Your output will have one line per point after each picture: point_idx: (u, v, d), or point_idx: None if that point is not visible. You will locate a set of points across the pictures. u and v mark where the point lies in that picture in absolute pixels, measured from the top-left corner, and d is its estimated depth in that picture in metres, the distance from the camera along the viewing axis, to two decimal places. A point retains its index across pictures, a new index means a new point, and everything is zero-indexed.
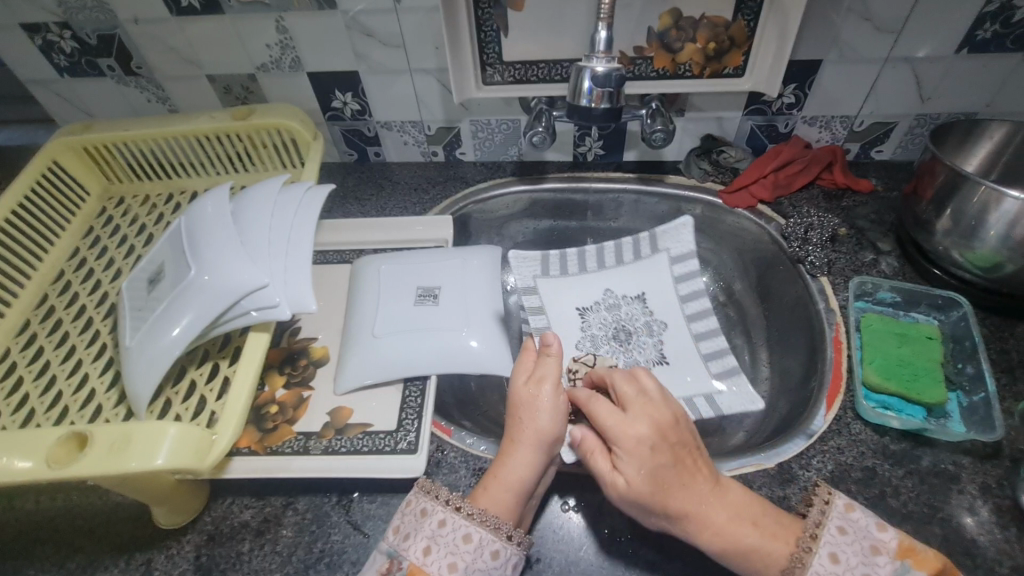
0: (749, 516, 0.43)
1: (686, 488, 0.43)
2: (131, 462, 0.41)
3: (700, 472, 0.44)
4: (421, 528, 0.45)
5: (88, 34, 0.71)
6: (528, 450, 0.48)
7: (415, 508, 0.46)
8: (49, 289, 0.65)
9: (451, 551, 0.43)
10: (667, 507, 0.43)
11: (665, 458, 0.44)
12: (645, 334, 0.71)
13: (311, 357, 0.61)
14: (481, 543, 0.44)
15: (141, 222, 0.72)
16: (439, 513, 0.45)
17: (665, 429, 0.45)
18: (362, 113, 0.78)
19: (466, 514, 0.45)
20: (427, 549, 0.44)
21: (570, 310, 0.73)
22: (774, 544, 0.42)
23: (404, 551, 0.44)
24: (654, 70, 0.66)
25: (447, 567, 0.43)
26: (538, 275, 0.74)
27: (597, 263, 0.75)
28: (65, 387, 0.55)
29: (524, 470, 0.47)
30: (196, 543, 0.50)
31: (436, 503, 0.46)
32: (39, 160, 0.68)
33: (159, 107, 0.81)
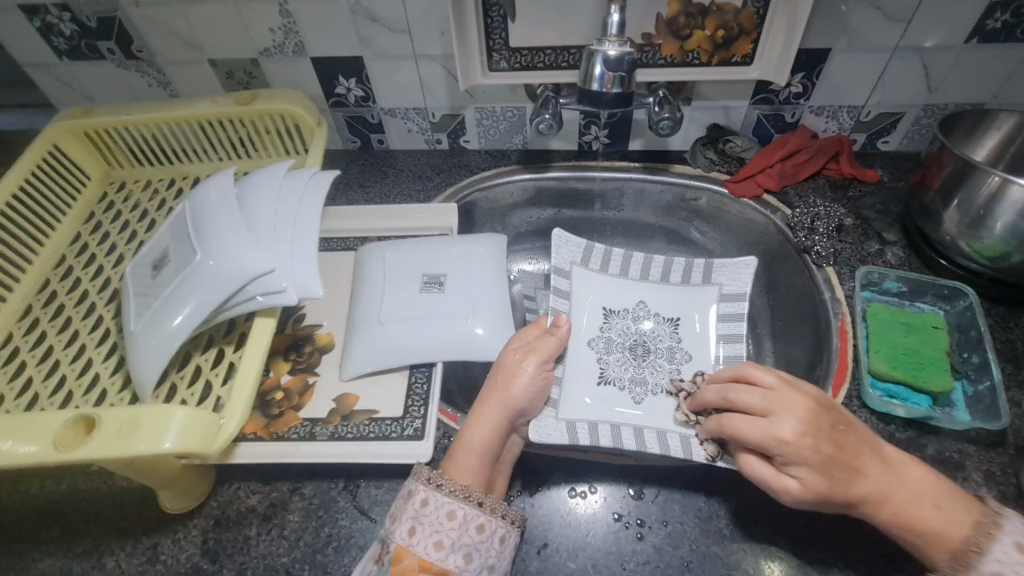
0: (930, 497, 0.42)
1: (857, 478, 0.42)
2: (139, 445, 0.40)
3: (866, 455, 0.43)
4: (407, 510, 0.44)
5: (88, 16, 0.70)
6: (491, 416, 0.50)
7: (403, 491, 0.45)
8: (50, 274, 0.64)
9: (436, 530, 0.43)
10: (855, 496, 0.42)
11: (810, 445, 0.42)
12: (665, 358, 0.66)
13: (316, 343, 0.61)
14: (466, 519, 0.44)
15: (143, 208, 0.72)
16: (422, 493, 0.44)
17: (812, 416, 0.43)
18: (366, 100, 0.78)
19: (449, 491, 0.45)
20: (412, 530, 0.43)
21: (595, 305, 0.70)
22: (954, 527, 0.41)
23: (393, 535, 0.44)
24: (662, 57, 0.66)
25: (432, 546, 0.43)
26: (575, 261, 0.71)
27: (640, 273, 0.71)
28: (68, 373, 0.55)
29: (485, 431, 0.49)
30: (202, 528, 0.50)
31: (419, 484, 0.45)
32: (39, 144, 0.67)
33: (160, 92, 0.80)
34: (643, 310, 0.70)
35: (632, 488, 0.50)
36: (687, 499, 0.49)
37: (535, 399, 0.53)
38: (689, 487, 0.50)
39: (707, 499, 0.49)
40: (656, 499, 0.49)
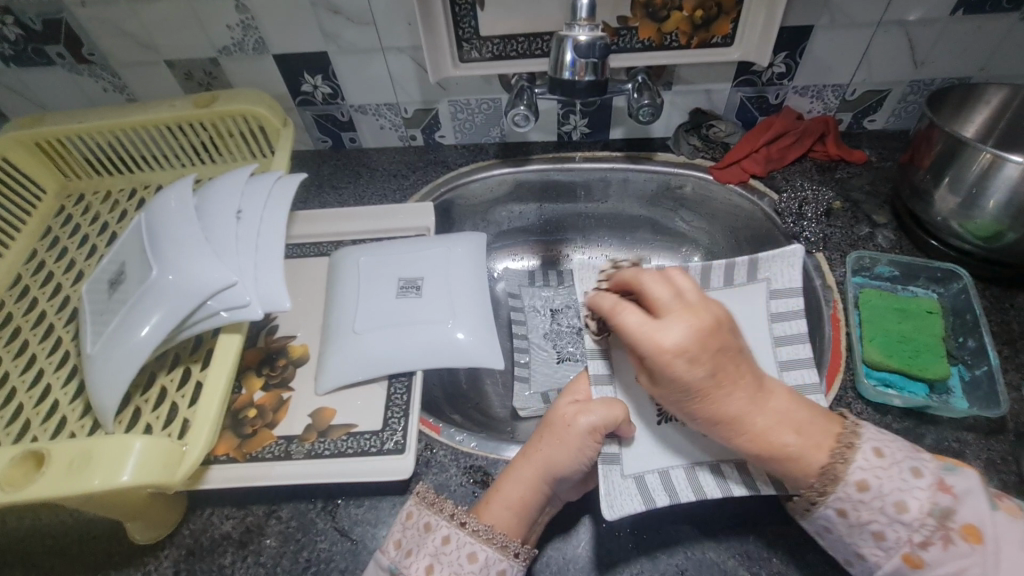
0: (791, 422, 0.40)
1: (722, 398, 0.39)
2: (93, 481, 0.38)
3: (745, 377, 0.39)
4: (424, 544, 0.42)
5: (32, 19, 0.66)
6: (532, 475, 0.45)
7: (416, 522, 0.44)
8: (6, 295, 0.61)
9: (454, 571, 0.41)
10: (707, 417, 0.40)
11: (702, 372, 0.38)
12: None
13: (290, 356, 0.58)
14: (487, 563, 0.42)
15: (103, 220, 0.68)
16: (444, 529, 0.43)
17: (708, 336, 0.38)
18: (334, 97, 0.74)
19: (472, 529, 0.42)
20: (430, 568, 0.41)
21: None
22: (814, 455, 0.38)
23: (405, 569, 0.41)
24: (640, 41, 0.63)
25: None
26: None
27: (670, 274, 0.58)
28: (26, 400, 0.52)
29: (528, 489, 0.44)
30: (174, 558, 0.47)
31: (440, 518, 0.43)
32: None
33: (117, 96, 0.76)
34: None
35: None
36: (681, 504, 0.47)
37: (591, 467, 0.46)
38: None
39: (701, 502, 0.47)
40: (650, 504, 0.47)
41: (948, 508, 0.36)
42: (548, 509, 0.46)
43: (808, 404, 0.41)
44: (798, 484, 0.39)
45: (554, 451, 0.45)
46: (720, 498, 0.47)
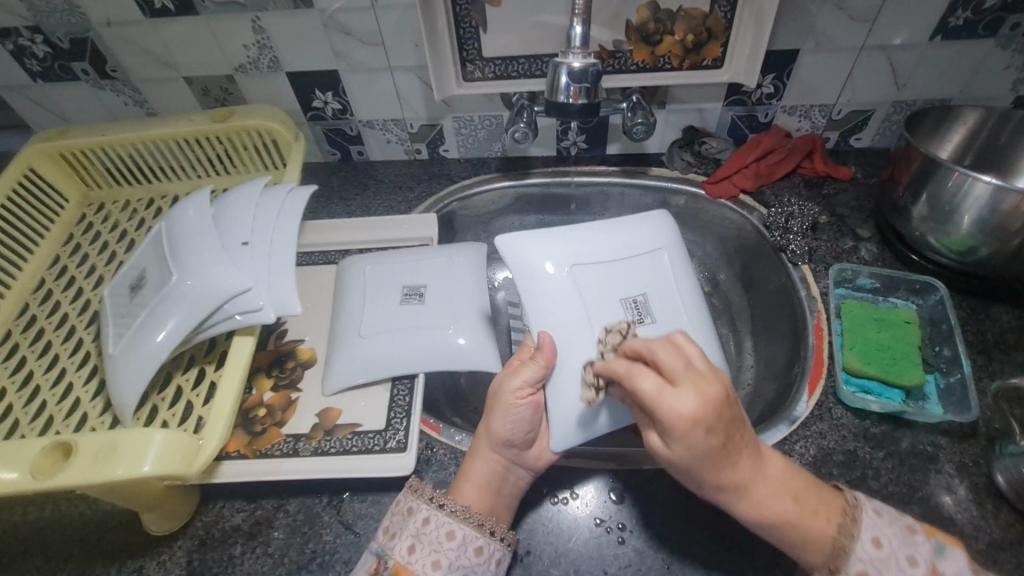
0: (790, 489, 0.41)
1: (725, 470, 0.39)
2: (117, 470, 0.40)
3: (744, 450, 0.40)
4: (406, 527, 0.45)
5: (60, 38, 0.70)
6: (484, 448, 0.50)
7: (402, 508, 0.46)
8: (30, 298, 0.64)
9: (435, 549, 0.44)
10: (713, 484, 0.40)
11: (716, 442, 0.38)
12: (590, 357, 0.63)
13: (298, 359, 0.61)
14: (465, 540, 0.44)
15: (122, 228, 0.72)
16: (424, 511, 0.45)
17: (716, 407, 0.38)
18: (343, 112, 0.78)
19: (449, 510, 0.46)
20: (412, 548, 0.44)
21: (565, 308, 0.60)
22: (816, 521, 0.40)
23: (390, 550, 0.44)
24: (634, 63, 0.66)
25: (431, 565, 0.43)
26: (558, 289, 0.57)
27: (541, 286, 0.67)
28: (49, 397, 0.55)
29: (481, 461, 0.49)
30: (187, 548, 0.50)
31: (421, 502, 0.46)
32: (15, 167, 0.67)
33: (137, 110, 0.80)
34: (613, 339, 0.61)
35: (616, 492, 0.50)
36: (668, 501, 0.49)
37: (530, 424, 0.50)
38: (670, 489, 0.50)
39: (687, 500, 0.49)
40: (636, 502, 0.50)
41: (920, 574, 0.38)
42: (513, 480, 0.49)
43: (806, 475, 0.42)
44: (806, 559, 0.40)
45: (491, 416, 0.50)
46: (705, 497, 0.49)
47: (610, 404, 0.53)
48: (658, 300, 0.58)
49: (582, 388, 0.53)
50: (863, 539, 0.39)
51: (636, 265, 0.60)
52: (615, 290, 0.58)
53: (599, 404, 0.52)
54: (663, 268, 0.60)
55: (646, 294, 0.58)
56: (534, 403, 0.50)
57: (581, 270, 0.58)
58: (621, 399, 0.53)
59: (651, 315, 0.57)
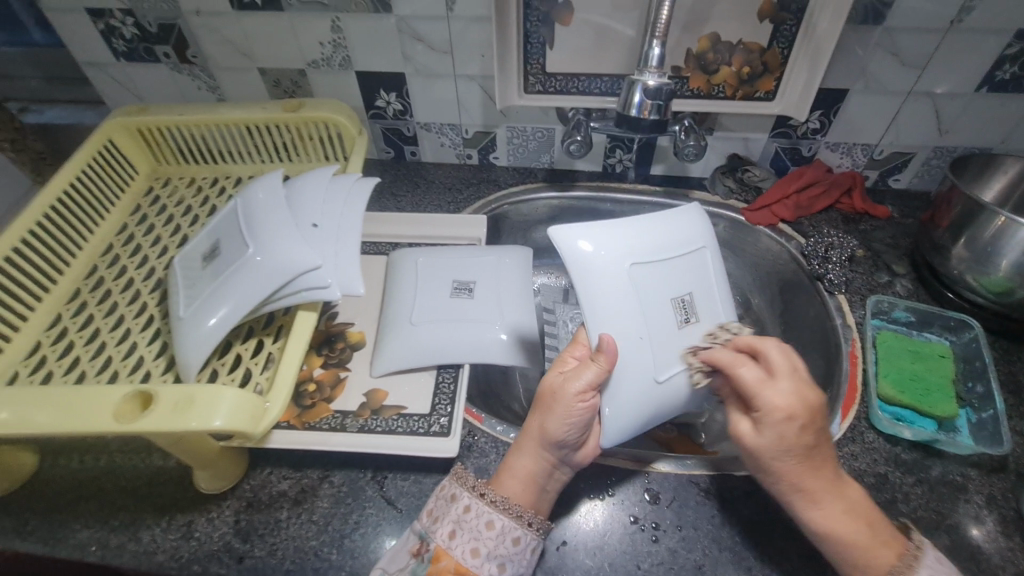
0: (866, 514, 0.41)
1: (808, 472, 0.41)
2: (192, 423, 0.43)
3: (827, 459, 0.42)
4: (448, 512, 0.46)
5: (150, 22, 0.75)
6: (533, 444, 0.49)
7: (445, 493, 0.48)
8: (99, 261, 0.68)
9: (474, 537, 0.45)
10: (791, 484, 0.42)
11: (807, 441, 0.41)
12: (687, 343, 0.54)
13: (347, 340, 0.64)
14: (503, 531, 0.46)
15: (187, 203, 0.75)
16: (465, 499, 0.47)
17: (807, 410, 0.41)
18: (404, 113, 0.82)
19: (489, 500, 0.47)
20: (452, 533, 0.45)
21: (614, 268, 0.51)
22: (879, 552, 0.40)
23: (432, 534, 0.46)
24: (690, 89, 0.70)
25: (469, 552, 0.45)
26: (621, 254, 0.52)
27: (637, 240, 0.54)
28: (114, 354, 0.58)
29: (529, 458, 0.49)
30: (235, 508, 0.52)
31: (464, 489, 0.47)
32: (96, 137, 0.71)
33: (208, 95, 0.84)
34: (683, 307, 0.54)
35: (650, 494, 0.52)
36: (701, 505, 0.51)
37: (586, 427, 0.49)
38: (703, 493, 0.52)
39: (720, 506, 0.51)
40: (671, 503, 0.51)
41: None
42: (556, 476, 0.50)
43: (879, 516, 0.42)
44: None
45: (546, 416, 0.49)
46: (737, 505, 0.51)
47: (668, 401, 0.52)
48: (706, 300, 0.56)
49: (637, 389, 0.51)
50: None
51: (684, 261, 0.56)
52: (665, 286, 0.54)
53: (648, 399, 0.51)
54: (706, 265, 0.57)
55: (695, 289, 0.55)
56: (586, 404, 0.49)
57: (641, 271, 0.53)
58: (667, 402, 0.53)
59: (697, 315, 0.55)
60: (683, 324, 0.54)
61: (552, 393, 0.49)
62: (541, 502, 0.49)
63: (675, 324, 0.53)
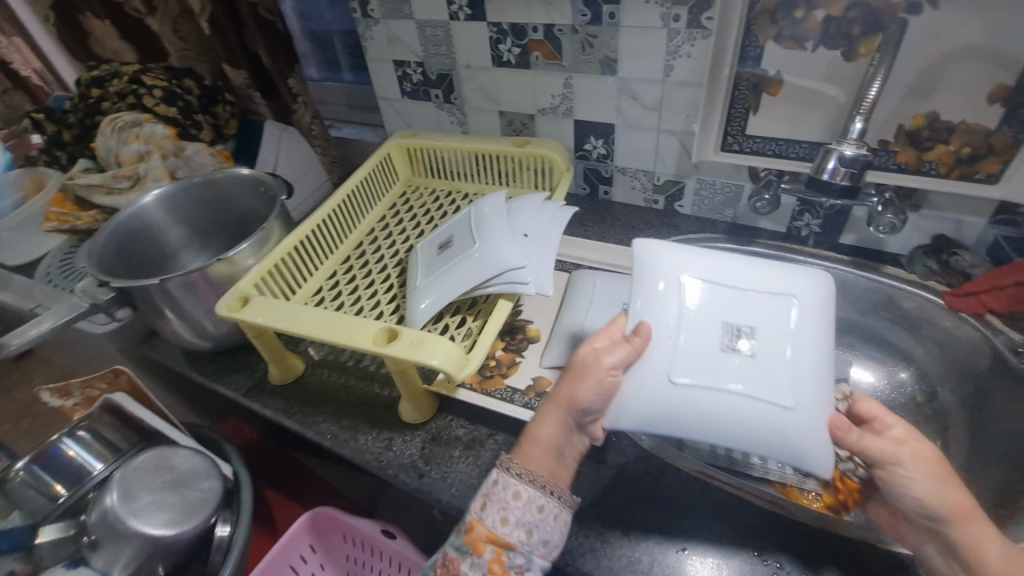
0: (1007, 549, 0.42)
1: (936, 487, 0.44)
2: (422, 356, 0.58)
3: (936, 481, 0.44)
4: (498, 499, 0.49)
5: (432, 72, 1.00)
6: (557, 412, 0.51)
7: (493, 482, 0.50)
8: (364, 239, 0.92)
9: (520, 516, 0.48)
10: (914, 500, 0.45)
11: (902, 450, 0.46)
12: (744, 372, 0.51)
13: (526, 334, 0.77)
14: (545, 508, 0.49)
15: (428, 207, 0.97)
16: (512, 486, 0.49)
17: (915, 443, 0.46)
18: (606, 157, 0.95)
19: (517, 474, 0.49)
20: (505, 519, 0.48)
21: (678, 279, 0.57)
22: None
23: (485, 522, 0.48)
24: (897, 163, 0.70)
25: (522, 533, 0.48)
26: (693, 274, 0.57)
27: (734, 275, 0.57)
28: (366, 305, 0.78)
29: (551, 428, 0.51)
30: (423, 438, 0.67)
31: (512, 478, 0.49)
32: (381, 151, 0.97)
33: (456, 128, 1.08)
34: (743, 336, 0.53)
35: (783, 540, 0.54)
36: None
37: (606, 401, 0.52)
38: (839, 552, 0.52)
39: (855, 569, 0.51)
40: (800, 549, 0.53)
41: None
42: (569, 446, 0.53)
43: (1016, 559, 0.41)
44: None
45: (579, 384, 0.51)
46: None
47: (698, 416, 0.51)
48: (775, 340, 0.53)
49: (653, 387, 0.52)
50: None
51: (763, 302, 0.55)
52: (725, 312, 0.55)
53: (660, 403, 0.51)
54: (788, 312, 0.54)
55: (757, 326, 0.54)
56: (597, 389, 0.51)
57: (709, 293, 0.57)
58: (701, 423, 0.51)
59: (748, 348, 0.53)
60: (728, 349, 0.53)
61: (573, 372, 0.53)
62: (548, 473, 0.50)
63: (718, 346, 0.53)
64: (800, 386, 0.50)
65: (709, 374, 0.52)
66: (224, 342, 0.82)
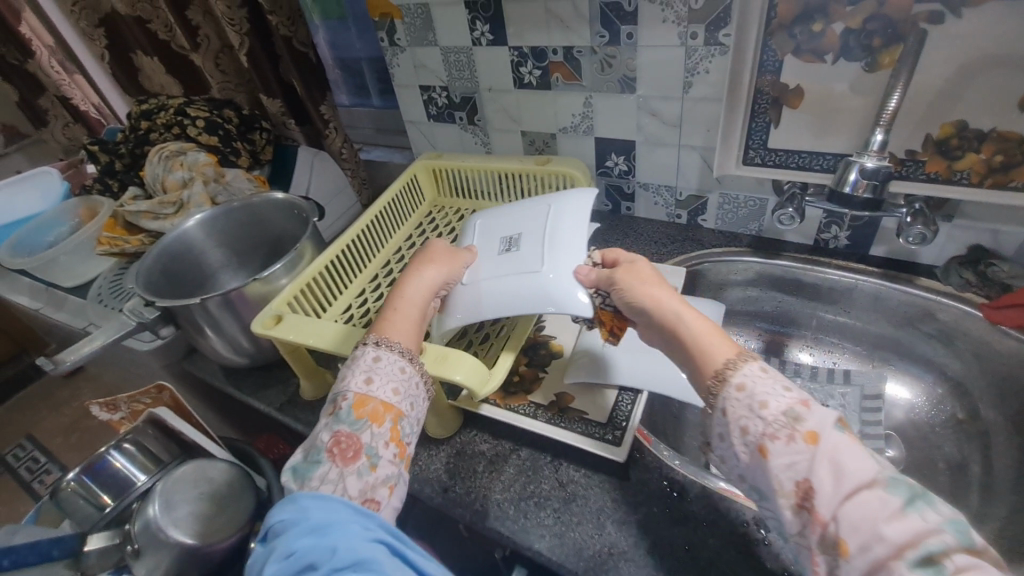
0: (702, 335, 0.49)
1: (642, 289, 0.56)
2: (446, 371, 0.60)
3: (653, 287, 0.56)
4: (365, 366, 0.55)
5: (457, 95, 1.03)
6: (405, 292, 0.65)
7: (357, 355, 0.57)
8: (392, 257, 0.94)
9: (385, 377, 0.54)
10: (655, 307, 0.54)
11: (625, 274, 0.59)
12: (519, 261, 0.69)
13: (550, 349, 0.78)
14: (405, 373, 0.56)
15: (453, 226, 1.00)
16: (371, 354, 0.56)
17: (634, 270, 0.59)
18: (627, 173, 0.96)
19: (374, 343, 0.57)
20: (371, 378, 0.54)
21: (498, 228, 0.78)
22: (719, 349, 0.47)
23: (352, 388, 0.53)
24: (926, 173, 0.69)
25: (387, 391, 0.53)
26: (484, 220, 0.81)
27: (517, 212, 0.79)
28: None
29: (412, 314, 0.63)
30: (448, 453, 0.68)
31: (380, 348, 0.56)
32: (407, 172, 1.00)
33: (480, 149, 1.10)
34: (512, 244, 0.73)
35: None
36: None
37: (437, 285, 0.67)
38: None
39: None
40: None
41: (798, 415, 0.40)
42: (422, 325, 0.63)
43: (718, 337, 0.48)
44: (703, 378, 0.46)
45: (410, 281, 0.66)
46: None
47: (515, 294, 0.65)
48: (533, 239, 0.72)
49: (480, 285, 0.68)
50: (730, 379, 0.44)
51: (528, 217, 0.76)
52: (499, 234, 0.76)
53: (508, 296, 0.66)
54: (545, 216, 0.74)
55: (522, 234, 0.74)
56: (431, 282, 0.66)
57: (489, 221, 0.80)
58: (505, 294, 0.66)
59: (518, 246, 0.72)
60: (503, 253, 0.72)
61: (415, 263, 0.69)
62: (415, 346, 0.59)
63: (496, 253, 0.73)
64: (555, 258, 0.67)
65: (517, 269, 0.68)
66: (259, 359, 0.85)
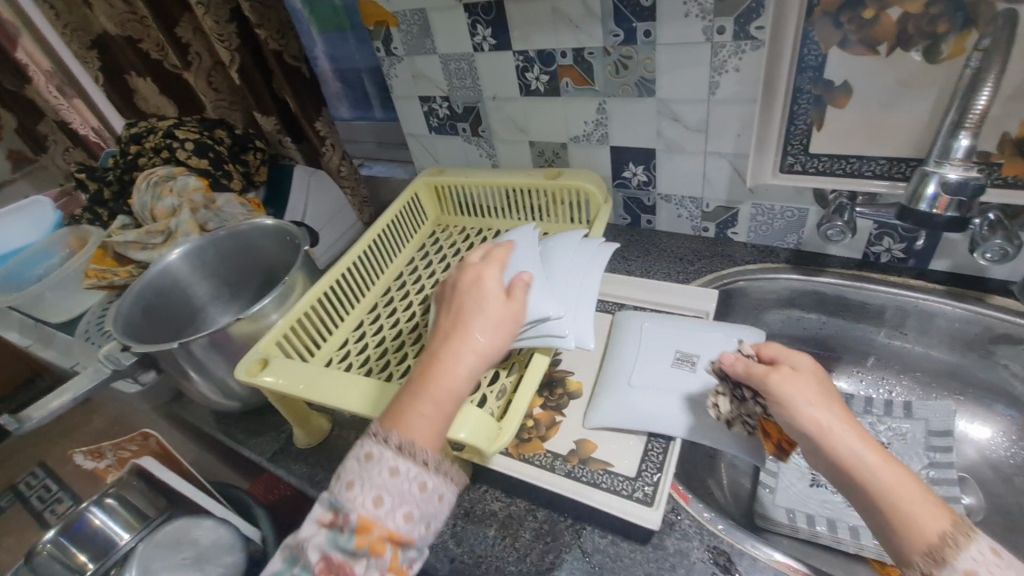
0: (895, 479, 0.40)
1: (845, 413, 0.45)
2: (447, 428, 0.52)
3: (817, 397, 0.47)
4: (369, 476, 0.43)
5: (459, 105, 0.95)
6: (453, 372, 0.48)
7: (363, 453, 0.44)
8: (391, 283, 0.87)
9: (386, 489, 0.42)
10: (814, 429, 0.44)
11: (818, 389, 0.48)
12: None
13: (566, 388, 0.69)
14: (415, 479, 0.43)
15: (457, 247, 0.92)
16: (387, 462, 0.43)
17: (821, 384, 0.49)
18: (647, 185, 0.87)
19: (394, 447, 0.44)
20: (378, 500, 0.42)
21: None
22: (932, 516, 0.38)
23: (349, 504, 0.42)
24: (1001, 177, 0.59)
25: (402, 517, 0.42)
26: None
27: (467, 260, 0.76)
28: (393, 359, 0.73)
29: (426, 401, 0.46)
30: (454, 513, 0.60)
31: (387, 449, 0.44)
32: (408, 191, 0.93)
33: (486, 161, 1.02)
34: None
35: None
36: None
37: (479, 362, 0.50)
38: None
39: None
40: None
41: None
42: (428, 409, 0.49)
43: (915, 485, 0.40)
44: (906, 550, 0.38)
45: (444, 360, 0.49)
46: None
47: None
48: None
49: None
50: (954, 567, 0.35)
51: None
52: None
53: None
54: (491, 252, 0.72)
55: None
56: (475, 353, 0.49)
57: None
58: None
59: None
60: None
61: (449, 332, 0.51)
62: (432, 444, 0.45)
63: None
64: None
65: None
66: (249, 402, 0.78)
